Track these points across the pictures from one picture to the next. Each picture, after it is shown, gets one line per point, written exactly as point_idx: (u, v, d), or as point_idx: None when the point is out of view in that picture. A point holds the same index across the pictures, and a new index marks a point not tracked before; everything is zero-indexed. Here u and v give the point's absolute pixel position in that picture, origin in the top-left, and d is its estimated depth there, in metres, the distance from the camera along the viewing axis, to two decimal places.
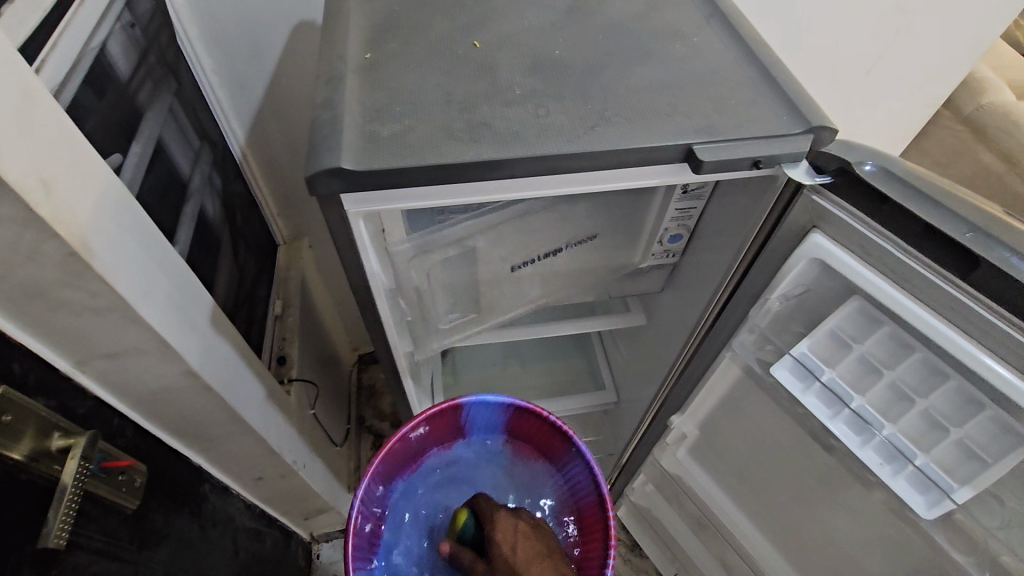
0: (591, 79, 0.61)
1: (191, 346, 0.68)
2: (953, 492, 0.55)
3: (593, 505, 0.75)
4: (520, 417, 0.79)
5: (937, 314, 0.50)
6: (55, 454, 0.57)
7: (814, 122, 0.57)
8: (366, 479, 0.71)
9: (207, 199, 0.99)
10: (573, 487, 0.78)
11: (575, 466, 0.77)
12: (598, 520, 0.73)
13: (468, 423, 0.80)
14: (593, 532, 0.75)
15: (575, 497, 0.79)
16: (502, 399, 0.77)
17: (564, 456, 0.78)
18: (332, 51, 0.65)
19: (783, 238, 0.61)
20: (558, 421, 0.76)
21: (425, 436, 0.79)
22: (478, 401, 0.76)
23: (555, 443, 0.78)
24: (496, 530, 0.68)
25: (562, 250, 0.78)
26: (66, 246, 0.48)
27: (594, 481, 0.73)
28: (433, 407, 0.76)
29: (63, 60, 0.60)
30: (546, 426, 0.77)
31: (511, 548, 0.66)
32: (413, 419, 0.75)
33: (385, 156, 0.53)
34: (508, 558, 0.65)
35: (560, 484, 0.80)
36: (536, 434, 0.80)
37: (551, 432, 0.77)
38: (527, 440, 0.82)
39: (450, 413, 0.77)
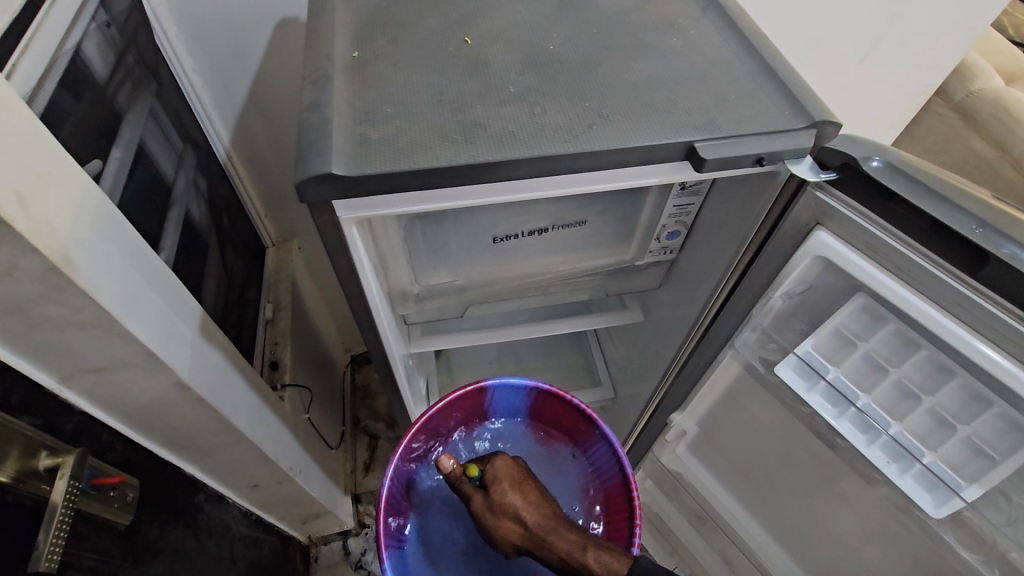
0: (587, 76, 0.60)
1: (180, 358, 0.66)
2: (962, 491, 0.55)
3: (618, 486, 0.81)
4: (544, 401, 0.85)
5: (947, 312, 0.49)
6: (43, 473, 0.55)
7: (816, 116, 0.56)
8: (394, 459, 0.77)
9: (193, 202, 0.96)
10: (598, 469, 0.84)
11: (599, 448, 0.83)
12: (624, 501, 0.79)
13: (493, 406, 0.87)
14: (618, 513, 0.81)
15: (601, 479, 0.84)
16: (525, 383, 0.83)
17: (588, 438, 0.85)
18: (318, 50, 0.62)
19: (785, 235, 0.60)
20: (582, 405, 0.81)
21: (451, 418, 0.85)
22: (502, 385, 0.82)
23: (579, 425, 0.85)
24: (501, 470, 0.71)
25: (548, 230, 0.73)
26: (45, 260, 0.46)
27: (619, 463, 0.79)
28: (460, 390, 0.81)
29: (35, 64, 0.57)
30: (570, 410, 0.83)
31: (512, 491, 0.69)
32: (440, 400, 0.81)
33: (375, 159, 0.51)
34: (512, 501, 0.68)
35: (585, 466, 0.87)
36: (561, 418, 0.86)
37: (577, 415, 0.83)
38: (552, 425, 0.89)
39: (477, 397, 0.84)
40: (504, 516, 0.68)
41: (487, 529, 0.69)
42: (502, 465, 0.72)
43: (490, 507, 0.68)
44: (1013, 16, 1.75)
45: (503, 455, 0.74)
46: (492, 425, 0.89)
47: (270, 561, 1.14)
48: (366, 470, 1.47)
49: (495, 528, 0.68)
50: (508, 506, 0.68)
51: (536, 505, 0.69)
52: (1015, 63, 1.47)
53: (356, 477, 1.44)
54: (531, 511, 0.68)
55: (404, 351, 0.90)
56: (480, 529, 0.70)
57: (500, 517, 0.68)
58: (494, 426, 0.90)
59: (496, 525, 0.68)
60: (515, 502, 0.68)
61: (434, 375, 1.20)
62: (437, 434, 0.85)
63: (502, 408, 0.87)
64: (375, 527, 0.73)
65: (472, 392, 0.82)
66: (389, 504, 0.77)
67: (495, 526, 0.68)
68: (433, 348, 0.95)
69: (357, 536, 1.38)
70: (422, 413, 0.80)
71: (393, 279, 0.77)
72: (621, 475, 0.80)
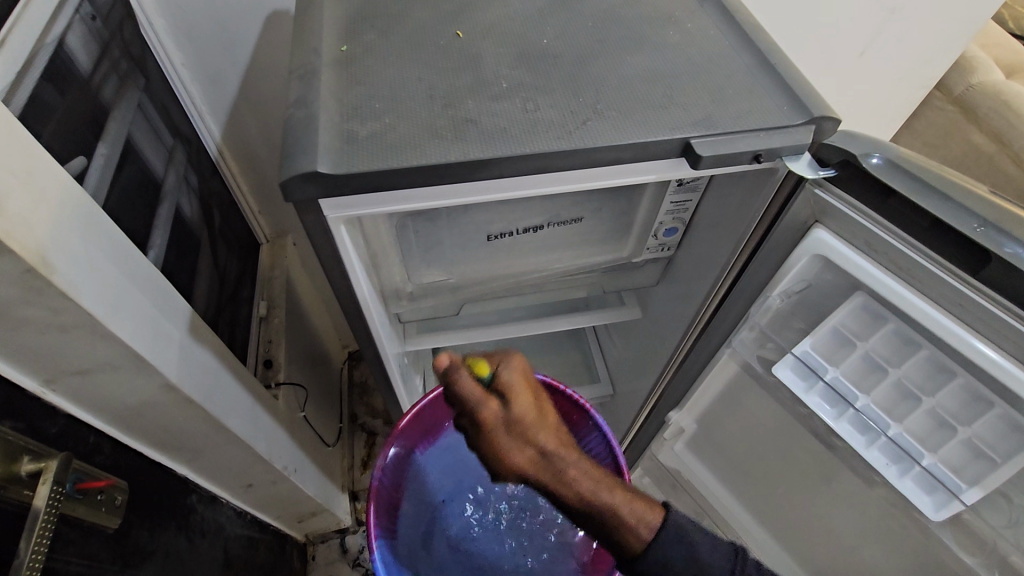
0: (581, 70, 0.58)
1: (168, 358, 0.65)
2: (962, 493, 0.54)
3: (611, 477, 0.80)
4: None
5: (949, 313, 0.48)
6: (25, 478, 0.53)
7: (816, 112, 0.54)
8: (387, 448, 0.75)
9: (184, 199, 0.95)
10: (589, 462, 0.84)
11: (592, 439, 0.83)
12: None
13: None
14: None
15: None
16: None
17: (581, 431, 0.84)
18: (306, 44, 0.61)
19: (784, 232, 0.59)
20: (575, 395, 0.82)
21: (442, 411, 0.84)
22: None
23: (571, 417, 0.84)
24: (515, 376, 0.68)
25: (544, 227, 0.72)
26: (23, 263, 0.45)
27: (612, 454, 0.79)
28: None
29: (13, 60, 0.56)
30: (563, 400, 0.83)
31: (529, 407, 0.67)
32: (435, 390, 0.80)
33: (363, 158, 0.50)
34: (527, 418, 0.66)
35: None
36: None
37: (570, 406, 0.83)
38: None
39: None
40: (518, 434, 0.66)
41: (496, 448, 0.66)
42: (515, 374, 0.68)
43: (503, 423, 0.66)
44: (1013, 5, 1.73)
45: (517, 364, 0.70)
46: None
47: (266, 560, 1.13)
48: (363, 467, 1.46)
49: (504, 446, 0.66)
50: (522, 426, 0.66)
51: (550, 430, 0.68)
52: (1012, 55, 1.45)
53: (354, 475, 1.44)
54: (546, 434, 0.67)
55: (399, 350, 0.90)
56: (487, 443, 0.67)
57: (514, 437, 0.66)
58: None
59: (508, 443, 0.66)
60: (532, 420, 0.66)
61: (432, 373, 1.19)
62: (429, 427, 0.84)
63: None
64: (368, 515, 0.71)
65: None
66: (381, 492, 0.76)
67: (508, 444, 0.66)
68: (429, 347, 0.93)
69: (355, 533, 1.38)
70: (415, 403, 0.79)
71: (386, 278, 0.76)
72: (614, 465, 0.79)
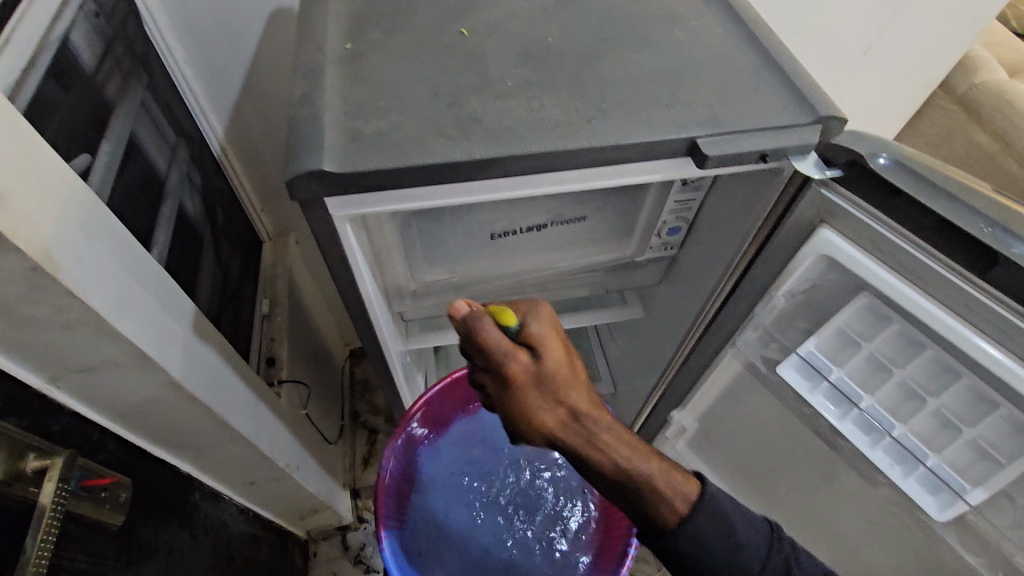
0: (586, 69, 0.58)
1: (172, 356, 0.65)
2: (966, 493, 0.55)
3: None
4: None
5: (955, 314, 0.48)
6: (30, 476, 0.54)
7: (822, 112, 0.54)
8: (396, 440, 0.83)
9: (187, 197, 0.95)
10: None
11: None
12: None
13: None
14: None
15: None
16: None
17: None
18: (311, 42, 0.61)
19: (789, 232, 0.59)
20: None
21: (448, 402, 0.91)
22: None
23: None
24: (548, 328, 0.58)
25: (546, 226, 0.72)
26: (28, 260, 0.45)
27: None
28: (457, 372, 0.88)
29: (18, 56, 0.56)
30: None
31: (563, 360, 0.56)
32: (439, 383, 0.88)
33: (369, 156, 0.49)
34: (563, 373, 0.55)
35: None
36: None
37: None
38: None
39: None
40: (550, 389, 0.55)
41: (521, 407, 0.55)
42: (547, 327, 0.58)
43: (534, 378, 0.55)
44: (1017, 5, 1.72)
45: (547, 316, 0.60)
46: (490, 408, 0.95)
47: (268, 557, 1.14)
48: (365, 465, 1.47)
49: (533, 404, 0.55)
50: (556, 383, 0.55)
51: (585, 388, 0.57)
52: (1018, 54, 1.45)
53: (356, 472, 1.44)
54: (582, 392, 0.56)
55: (401, 348, 0.90)
56: (511, 402, 0.56)
57: (546, 395, 0.55)
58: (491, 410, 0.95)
59: (537, 400, 0.55)
60: (567, 375, 0.56)
61: (434, 371, 1.19)
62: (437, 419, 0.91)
63: None
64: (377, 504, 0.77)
65: None
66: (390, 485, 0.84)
67: (536, 403, 0.55)
68: (431, 345, 0.94)
69: (356, 530, 1.38)
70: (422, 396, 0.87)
71: (388, 277, 0.76)
72: None
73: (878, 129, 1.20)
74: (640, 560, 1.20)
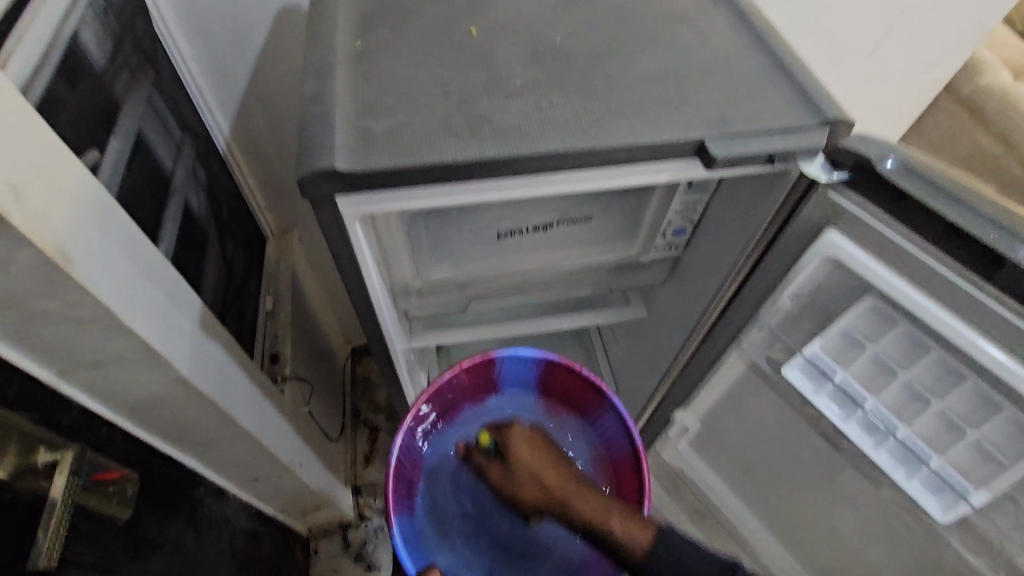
0: (595, 69, 0.58)
1: (179, 352, 0.66)
2: (970, 496, 0.54)
3: (627, 457, 0.79)
4: (553, 373, 0.84)
5: (961, 318, 0.48)
6: (42, 469, 0.55)
7: (830, 114, 0.54)
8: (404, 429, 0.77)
9: (193, 193, 0.95)
10: (604, 441, 0.83)
11: (608, 419, 0.82)
12: (632, 472, 0.78)
13: (502, 377, 0.86)
14: (628, 485, 0.79)
15: (606, 451, 0.83)
16: (535, 353, 0.82)
17: (596, 410, 0.84)
18: (321, 40, 0.61)
19: (795, 233, 0.59)
20: (591, 375, 0.81)
21: (457, 391, 0.85)
22: (511, 355, 0.82)
23: (585, 397, 0.84)
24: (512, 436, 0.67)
25: (555, 224, 0.73)
26: (41, 255, 0.45)
27: (628, 435, 0.78)
28: (468, 360, 0.82)
29: (31, 52, 0.56)
30: (579, 380, 0.82)
31: (528, 447, 0.67)
32: (448, 371, 0.81)
33: (379, 155, 0.50)
34: (526, 468, 0.65)
35: (593, 439, 0.85)
36: (568, 390, 0.85)
37: (586, 386, 0.82)
38: (560, 398, 0.87)
39: (486, 368, 0.84)
40: (522, 473, 0.65)
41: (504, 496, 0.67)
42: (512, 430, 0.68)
43: (504, 476, 0.66)
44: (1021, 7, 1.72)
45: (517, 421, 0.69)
46: (501, 397, 0.88)
47: (270, 553, 1.14)
48: (366, 462, 1.47)
49: (511, 490, 0.66)
50: (523, 475, 0.65)
51: (551, 468, 0.66)
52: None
53: (357, 469, 1.45)
54: (548, 468, 0.65)
55: (405, 346, 0.90)
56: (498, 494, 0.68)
57: (517, 487, 0.65)
58: (502, 399, 0.88)
59: (513, 485, 0.65)
60: (532, 458, 0.66)
61: (436, 369, 1.19)
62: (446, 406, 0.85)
63: (511, 380, 0.87)
64: (384, 496, 0.72)
65: (479, 363, 0.82)
66: (398, 471, 0.77)
67: (514, 490, 0.66)
68: (436, 343, 0.94)
69: (357, 528, 1.38)
70: (431, 383, 0.80)
71: (394, 275, 0.76)
72: (629, 445, 0.78)
73: (886, 129, 1.20)
74: None
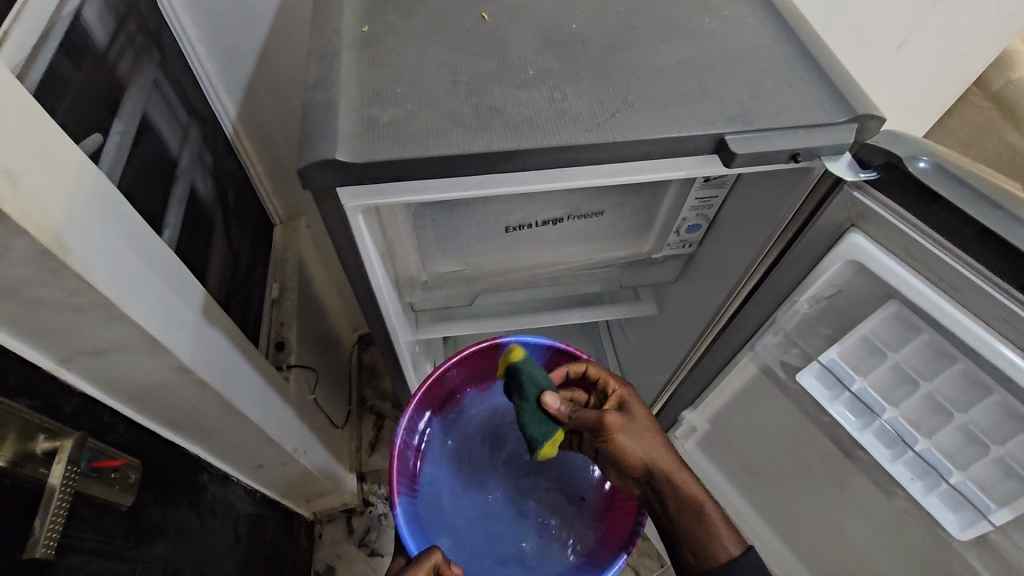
0: (611, 59, 0.56)
1: (181, 341, 0.65)
2: (991, 514, 0.52)
3: None
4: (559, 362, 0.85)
5: (994, 331, 0.46)
6: (41, 457, 0.54)
7: (859, 110, 0.51)
8: (409, 410, 0.80)
9: (199, 177, 0.94)
10: None
11: None
12: None
13: None
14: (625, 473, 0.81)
15: None
16: (542, 340, 0.82)
17: None
18: (326, 23, 0.59)
19: (817, 235, 0.56)
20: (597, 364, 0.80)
21: (462, 377, 0.88)
22: (518, 341, 0.82)
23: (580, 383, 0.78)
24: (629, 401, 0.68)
25: (564, 220, 0.70)
26: (37, 243, 0.44)
27: None
28: (474, 346, 0.85)
29: (27, 33, 0.55)
30: None
31: (643, 410, 0.67)
32: (454, 355, 0.84)
33: (383, 145, 0.48)
34: (642, 431, 0.65)
35: None
36: None
37: None
38: None
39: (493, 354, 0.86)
40: (641, 428, 0.65)
41: (619, 453, 0.63)
42: (622, 399, 0.69)
43: (625, 433, 0.63)
44: None
45: (629, 395, 0.69)
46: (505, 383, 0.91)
47: (275, 538, 1.15)
48: (371, 450, 1.47)
49: (633, 440, 0.63)
50: (640, 436, 0.64)
51: (662, 439, 0.65)
52: None
53: (362, 457, 1.45)
54: (660, 436, 0.66)
55: (411, 338, 0.89)
56: (610, 451, 0.64)
57: (634, 445, 0.63)
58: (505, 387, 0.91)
59: (633, 436, 0.64)
60: (650, 420, 0.66)
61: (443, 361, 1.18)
62: (450, 392, 0.88)
63: None
64: (389, 471, 0.75)
65: (486, 348, 0.85)
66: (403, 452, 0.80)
67: (631, 449, 0.63)
68: (441, 335, 0.93)
69: (361, 515, 1.38)
70: (438, 367, 0.84)
71: (400, 267, 0.74)
72: None
73: (915, 125, 1.16)
74: (644, 556, 1.19)
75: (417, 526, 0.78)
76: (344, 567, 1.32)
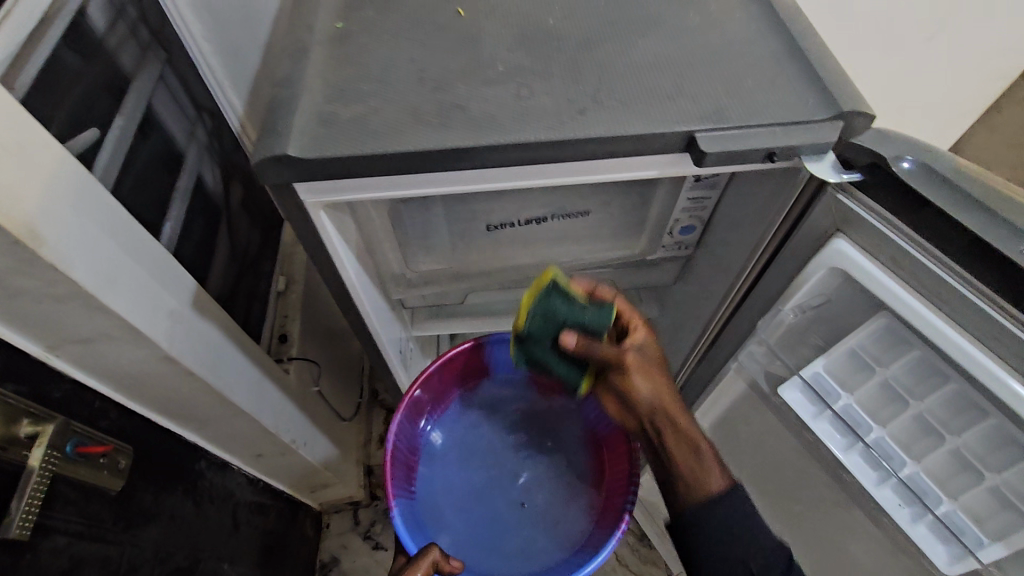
0: (586, 54, 0.54)
1: (166, 331, 0.66)
2: (981, 549, 0.49)
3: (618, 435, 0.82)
4: None
5: (988, 352, 0.42)
6: (23, 440, 0.56)
7: (845, 107, 0.48)
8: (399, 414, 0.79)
9: (205, 169, 0.97)
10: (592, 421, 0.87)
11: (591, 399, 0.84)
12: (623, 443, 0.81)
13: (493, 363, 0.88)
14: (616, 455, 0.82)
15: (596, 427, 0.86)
16: None
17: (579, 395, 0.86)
18: (302, 20, 0.59)
19: (804, 240, 0.53)
20: None
21: (451, 376, 0.88)
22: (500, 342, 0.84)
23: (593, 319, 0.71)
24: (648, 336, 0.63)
25: (548, 219, 0.68)
26: (7, 233, 0.46)
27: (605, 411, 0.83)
28: (458, 346, 0.85)
29: (22, 23, 0.56)
30: None
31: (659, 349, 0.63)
32: (441, 357, 0.84)
33: (337, 140, 0.47)
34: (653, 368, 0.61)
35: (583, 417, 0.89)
36: None
37: None
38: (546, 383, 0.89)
39: (475, 353, 0.86)
40: (652, 363, 0.61)
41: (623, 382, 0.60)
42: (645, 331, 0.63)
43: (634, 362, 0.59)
44: None
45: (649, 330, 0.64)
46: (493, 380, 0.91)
47: (278, 526, 1.17)
48: (379, 443, 1.48)
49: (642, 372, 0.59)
50: (648, 371, 0.60)
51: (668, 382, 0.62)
52: None
53: (370, 449, 1.46)
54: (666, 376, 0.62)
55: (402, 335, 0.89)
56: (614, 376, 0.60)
57: (641, 375, 0.59)
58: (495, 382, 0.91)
59: (641, 370, 0.60)
60: (660, 358, 0.62)
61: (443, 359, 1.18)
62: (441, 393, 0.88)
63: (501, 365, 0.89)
64: (383, 477, 0.75)
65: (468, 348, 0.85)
66: (397, 455, 0.79)
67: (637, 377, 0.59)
68: (434, 333, 0.92)
69: (367, 507, 1.40)
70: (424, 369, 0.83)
71: (383, 265, 0.74)
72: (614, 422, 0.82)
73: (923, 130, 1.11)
74: (648, 563, 1.16)
75: (416, 527, 0.77)
76: (349, 558, 1.33)
